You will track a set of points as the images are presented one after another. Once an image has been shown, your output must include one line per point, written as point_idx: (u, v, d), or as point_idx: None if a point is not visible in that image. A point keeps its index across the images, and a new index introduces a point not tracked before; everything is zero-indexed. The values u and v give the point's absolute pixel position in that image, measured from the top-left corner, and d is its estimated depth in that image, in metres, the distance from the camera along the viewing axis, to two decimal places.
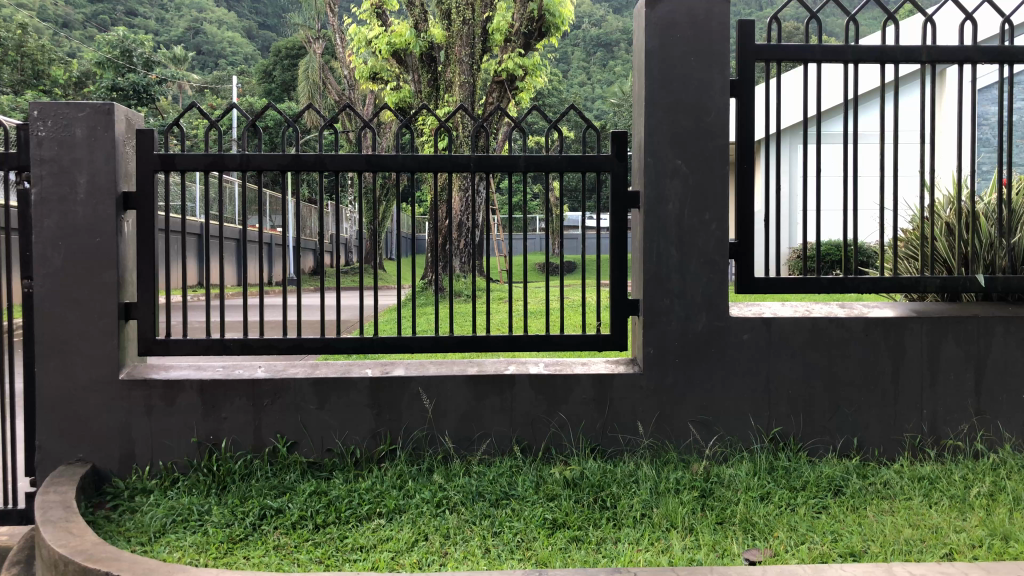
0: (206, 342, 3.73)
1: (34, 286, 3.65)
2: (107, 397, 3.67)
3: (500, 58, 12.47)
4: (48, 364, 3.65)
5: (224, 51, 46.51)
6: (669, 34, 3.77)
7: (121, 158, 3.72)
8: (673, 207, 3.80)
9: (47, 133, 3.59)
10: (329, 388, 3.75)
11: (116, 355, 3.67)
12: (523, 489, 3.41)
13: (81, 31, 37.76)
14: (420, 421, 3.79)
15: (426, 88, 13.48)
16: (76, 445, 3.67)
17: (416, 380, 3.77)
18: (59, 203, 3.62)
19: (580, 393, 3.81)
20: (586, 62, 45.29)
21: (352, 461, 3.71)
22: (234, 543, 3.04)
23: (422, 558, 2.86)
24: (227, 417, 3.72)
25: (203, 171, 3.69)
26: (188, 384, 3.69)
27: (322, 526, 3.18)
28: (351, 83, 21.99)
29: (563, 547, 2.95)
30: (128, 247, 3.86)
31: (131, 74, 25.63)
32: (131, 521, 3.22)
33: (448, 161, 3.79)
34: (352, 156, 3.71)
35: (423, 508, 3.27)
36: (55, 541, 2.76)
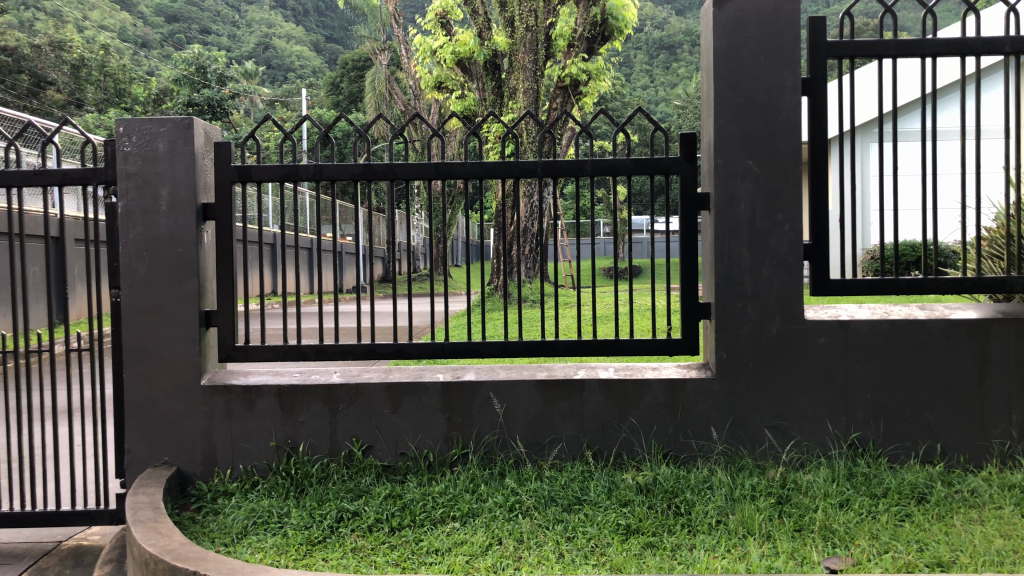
0: (283, 348, 3.81)
1: (121, 295, 3.80)
2: (190, 402, 3.79)
3: (563, 64, 12.42)
4: (134, 370, 3.79)
5: (293, 65, 47.67)
6: (738, 33, 3.72)
7: (201, 171, 3.84)
8: (745, 208, 3.74)
9: (132, 148, 3.74)
10: (402, 393, 3.79)
11: (197, 361, 3.79)
12: (595, 494, 3.39)
13: (159, 50, 39.11)
14: (491, 426, 3.80)
15: (490, 96, 13.62)
16: (161, 449, 3.79)
17: (487, 385, 3.79)
18: (144, 216, 3.75)
19: (651, 397, 3.78)
20: (649, 66, 44.97)
21: (425, 465, 3.74)
22: (312, 545, 3.10)
23: (497, 562, 2.87)
24: (304, 421, 3.80)
25: (279, 182, 3.78)
26: (266, 389, 3.78)
27: (397, 529, 3.22)
28: (416, 93, 22.27)
29: (637, 553, 2.93)
30: (208, 256, 3.98)
31: (206, 89, 26.38)
32: (214, 522, 3.32)
33: (516, 168, 3.80)
34: (421, 164, 3.76)
35: (497, 512, 3.28)
36: (144, 540, 2.86)
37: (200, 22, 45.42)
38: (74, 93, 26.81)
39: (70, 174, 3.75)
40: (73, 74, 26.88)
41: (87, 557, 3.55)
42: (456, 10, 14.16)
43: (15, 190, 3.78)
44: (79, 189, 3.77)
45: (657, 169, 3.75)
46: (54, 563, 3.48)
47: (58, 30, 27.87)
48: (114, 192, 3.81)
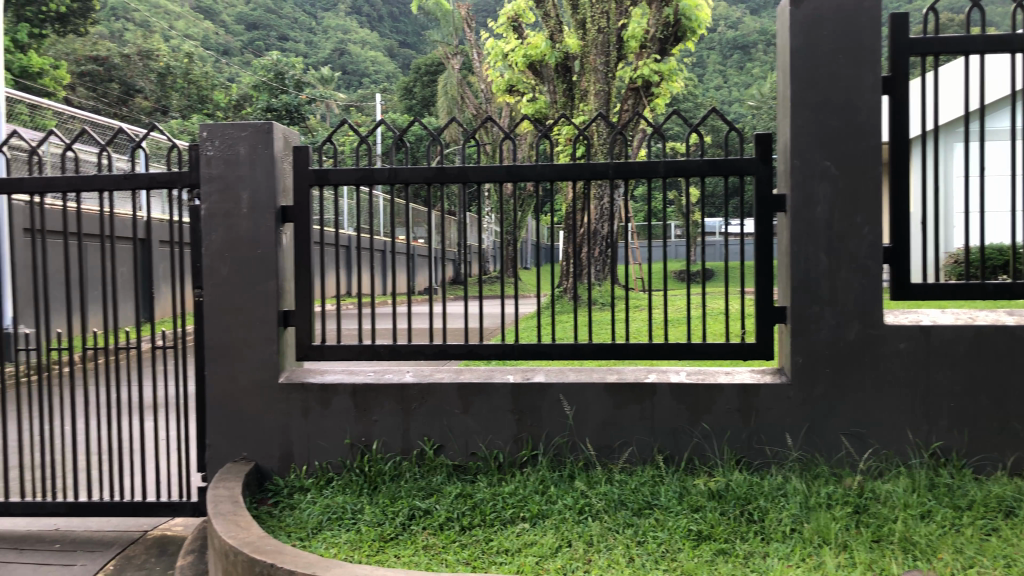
0: (358, 347, 3.89)
1: (204, 295, 3.93)
2: (268, 399, 3.90)
3: (634, 66, 12.32)
4: (216, 368, 3.92)
5: (368, 70, 48.44)
6: (816, 31, 3.65)
7: (280, 174, 3.95)
8: (823, 210, 3.66)
9: (215, 152, 3.87)
10: (473, 393, 3.83)
11: (275, 360, 3.89)
12: (666, 499, 3.37)
13: (239, 57, 40.21)
14: (561, 428, 3.81)
15: (562, 98, 13.65)
16: (241, 445, 3.91)
17: (557, 386, 3.80)
18: (226, 218, 3.88)
19: (724, 402, 3.73)
20: (723, 66, 44.28)
21: (495, 466, 3.77)
22: (384, 542, 3.15)
23: (567, 564, 2.87)
24: (378, 420, 3.87)
25: (354, 185, 3.85)
26: (341, 388, 3.86)
27: (468, 528, 3.25)
28: (487, 96, 22.39)
29: (709, 559, 2.89)
30: (286, 258, 4.09)
31: (284, 94, 27.02)
32: (291, 517, 3.40)
33: (588, 169, 3.80)
34: (492, 167, 3.80)
35: (567, 514, 3.28)
36: (225, 532, 2.95)
37: (279, 30, 46.52)
38: (161, 100, 27.72)
39: (157, 178, 3.88)
40: (159, 82, 27.84)
41: (171, 547, 3.69)
42: (529, 13, 14.19)
43: (106, 194, 3.94)
44: (166, 192, 3.90)
45: (731, 171, 3.70)
46: (140, 552, 3.64)
47: (145, 39, 28.93)
48: (197, 195, 3.94)
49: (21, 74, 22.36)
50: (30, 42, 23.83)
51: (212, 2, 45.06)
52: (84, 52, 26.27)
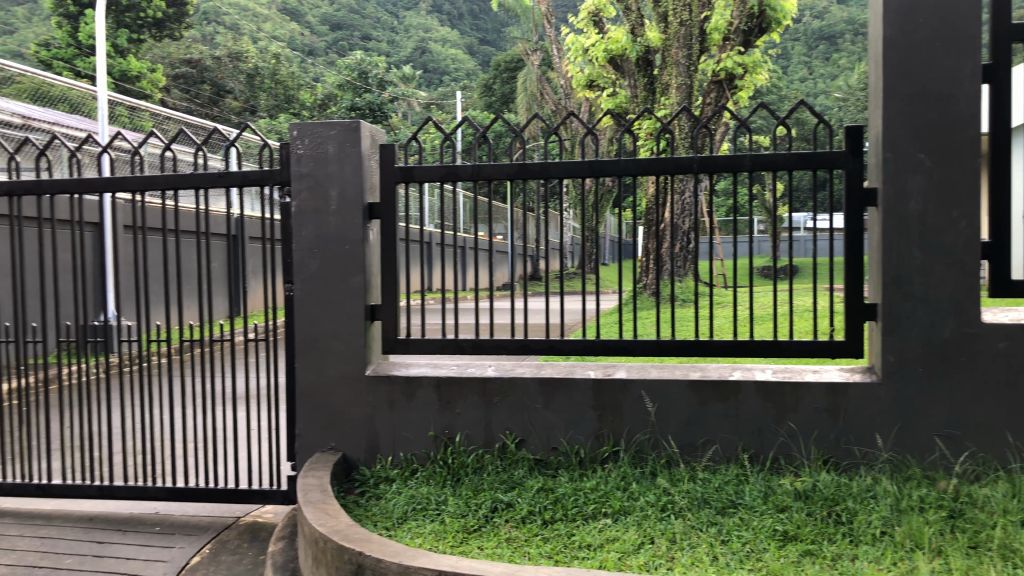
0: (442, 342, 3.96)
1: (295, 290, 4.05)
2: (354, 390, 4.00)
3: (717, 58, 12.07)
4: (306, 360, 4.04)
5: (447, 68, 49.01)
6: (910, 19, 3.53)
7: (368, 172, 4.03)
8: (916, 205, 3.54)
9: (305, 151, 3.98)
10: (554, 388, 3.84)
11: (362, 354, 3.99)
12: (751, 498, 3.31)
13: (324, 57, 41.13)
14: (643, 425, 3.78)
15: (642, 92, 13.51)
16: (328, 435, 4.02)
17: (639, 383, 3.78)
18: (315, 214, 3.98)
19: (811, 401, 3.65)
20: (808, 57, 43.09)
21: (576, 461, 3.77)
22: (467, 533, 3.19)
23: (649, 561, 2.85)
24: (461, 413, 3.92)
25: (439, 181, 3.91)
26: (425, 381, 3.93)
27: (550, 522, 3.27)
28: (567, 91, 22.34)
29: (795, 560, 2.84)
30: (373, 253, 4.18)
31: (367, 93, 27.50)
32: (377, 507, 3.48)
33: (672, 163, 3.75)
34: (574, 162, 3.80)
35: (649, 511, 3.26)
36: (315, 520, 3.04)
37: (362, 29, 47.34)
38: (249, 100, 28.62)
39: (250, 176, 4.03)
40: (249, 83, 28.73)
41: (263, 533, 3.82)
42: (610, 7, 14.08)
43: (201, 192, 4.09)
44: (259, 190, 4.05)
45: (821, 163, 3.60)
46: (233, 537, 3.78)
47: (235, 42, 29.90)
48: (288, 193, 4.07)
49: (121, 78, 23.52)
50: (128, 47, 25.00)
51: (298, 3, 46.22)
52: (178, 56, 27.34)
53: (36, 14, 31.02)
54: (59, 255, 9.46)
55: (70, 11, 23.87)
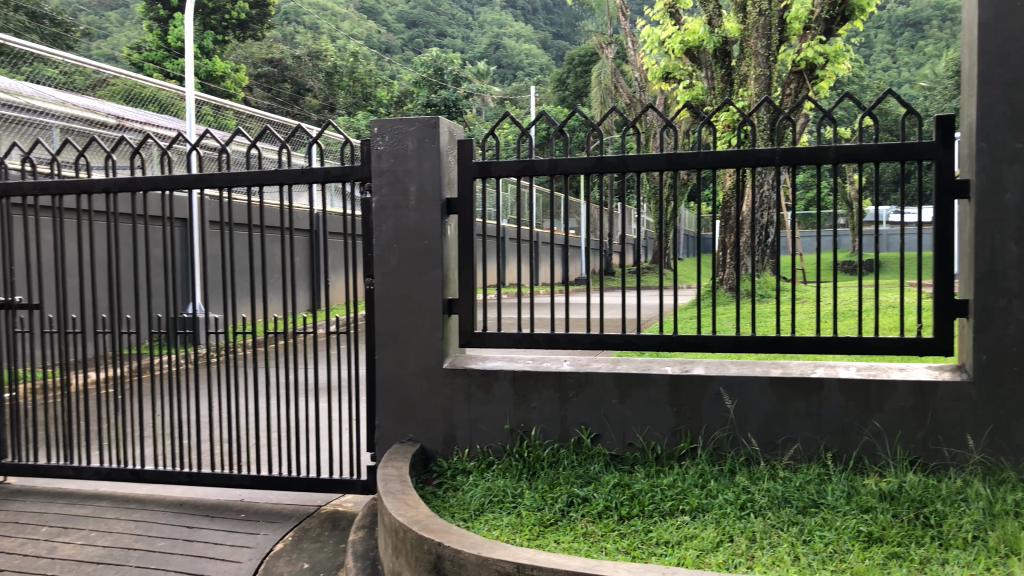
0: (518, 336, 3.97)
1: (375, 284, 4.13)
2: (432, 382, 4.05)
3: (798, 48, 11.73)
4: (386, 352, 4.12)
5: (522, 63, 49.12)
6: (1007, 3, 3.39)
7: (446, 168, 4.07)
8: (1013, 196, 3.39)
9: (385, 147, 4.04)
10: (631, 383, 3.82)
11: (439, 347, 4.04)
12: (833, 498, 3.24)
13: (401, 55, 41.67)
14: (721, 422, 3.73)
15: (720, 84, 13.29)
16: (407, 427, 4.09)
17: (717, 379, 3.72)
18: (394, 210, 4.05)
19: (897, 400, 3.54)
20: (893, 45, 41.60)
21: (652, 457, 3.74)
22: (544, 527, 3.20)
23: (728, 559, 2.80)
24: (536, 406, 3.93)
25: (516, 177, 3.91)
26: (501, 374, 3.96)
27: (627, 517, 3.25)
28: (642, 84, 22.09)
29: (881, 563, 2.75)
30: (451, 248, 4.23)
31: (442, 90, 27.75)
32: (454, 498, 3.52)
33: (752, 156, 3.64)
34: (652, 155, 3.73)
35: (728, 509, 3.21)
36: (395, 510, 3.08)
37: (438, 26, 47.77)
38: (328, 98, 29.22)
39: (332, 172, 4.12)
40: (327, 81, 29.30)
41: (343, 522, 3.91)
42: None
43: (285, 187, 4.20)
44: (341, 185, 4.14)
45: (909, 154, 3.46)
46: (315, 525, 3.88)
47: (315, 41, 30.55)
48: (369, 188, 4.16)
49: (206, 78, 24.36)
50: (213, 48, 25.81)
51: (375, 1, 46.87)
52: (261, 55, 28.10)
53: (128, 18, 32.31)
54: (150, 250, 9.85)
55: (159, 14, 24.79)
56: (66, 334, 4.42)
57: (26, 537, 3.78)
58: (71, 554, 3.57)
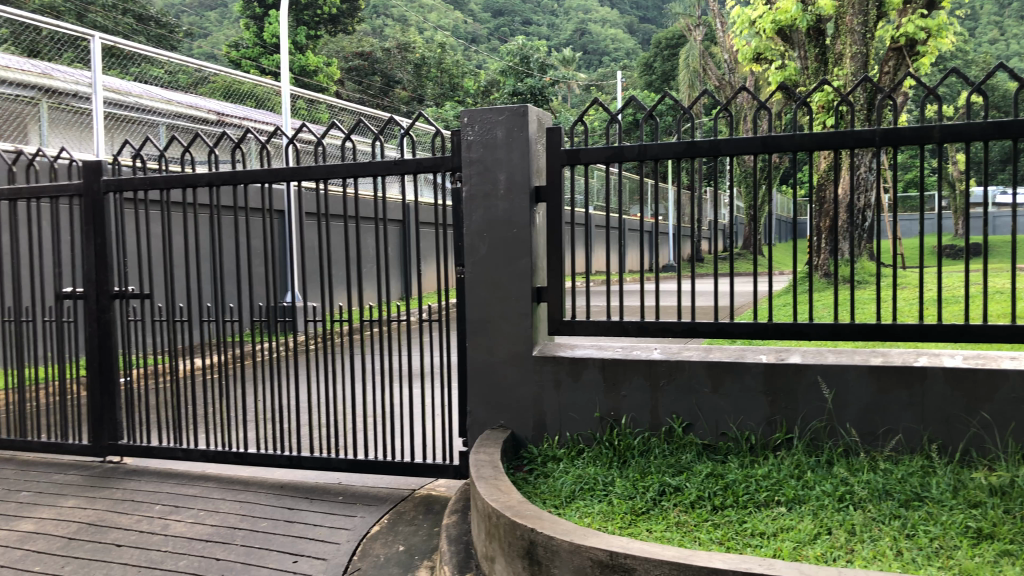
0: (608, 324, 3.95)
1: (466, 272, 4.20)
2: (522, 370, 4.08)
3: (897, 23, 11.26)
4: (476, 340, 4.18)
5: (608, 48, 48.73)
6: None
7: (534, 155, 4.07)
8: None
9: (475, 136, 4.08)
10: (723, 371, 3.75)
11: (529, 335, 4.06)
12: (939, 492, 3.11)
13: (487, 44, 41.91)
14: (819, 412, 3.63)
15: (813, 64, 12.93)
16: (498, 413, 4.15)
17: (814, 367, 3.62)
18: (485, 199, 4.08)
19: (1006, 390, 3.37)
20: (1000, 16, 39.47)
21: (747, 447, 3.68)
22: (636, 516, 3.19)
23: (827, 552, 2.72)
24: (626, 395, 3.91)
25: (605, 164, 3.87)
26: (591, 361, 3.95)
27: (720, 507, 3.21)
28: (732, 66, 21.64)
29: (992, 561, 2.62)
30: (539, 236, 4.24)
31: (529, 78, 27.84)
32: (545, 485, 3.55)
33: (851, 137, 3.50)
34: (746, 139, 3.61)
35: (826, 501, 3.13)
36: (488, 495, 3.12)
37: (523, 14, 47.81)
38: (417, 89, 29.53)
39: (424, 163, 4.21)
40: (416, 73, 29.65)
41: (437, 506, 3.99)
42: None
43: (378, 178, 4.29)
44: (432, 175, 4.23)
45: (1022, 131, 3.29)
46: (410, 509, 3.96)
47: (403, 34, 31.01)
48: (460, 178, 4.23)
49: (300, 73, 25.08)
50: (306, 43, 26.53)
51: None
52: (352, 49, 28.68)
53: (226, 17, 33.49)
54: (250, 242, 10.21)
55: (255, 12, 25.60)
56: (175, 323, 4.62)
57: (141, 515, 3.99)
58: (182, 531, 3.75)
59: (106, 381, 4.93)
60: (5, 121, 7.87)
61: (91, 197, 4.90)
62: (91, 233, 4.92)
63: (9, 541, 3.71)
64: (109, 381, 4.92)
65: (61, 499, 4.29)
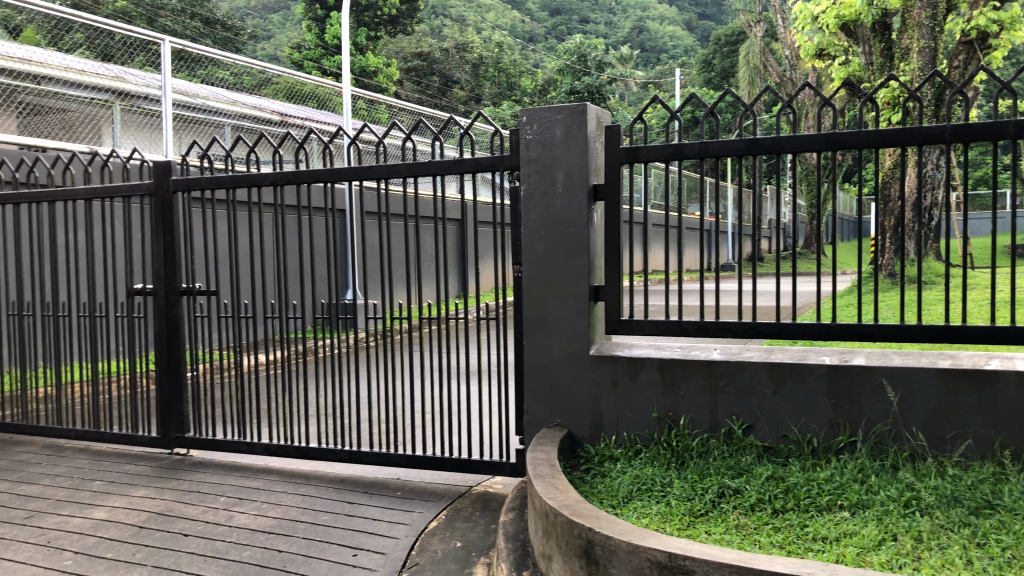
0: (666, 324, 3.91)
1: (524, 271, 4.21)
2: (579, 369, 4.08)
3: (968, 16, 10.91)
4: (534, 338, 4.19)
5: (666, 45, 48.28)
6: None
7: (593, 153, 4.06)
8: None
9: (534, 135, 4.09)
10: (785, 372, 3.69)
11: (587, 334, 4.05)
12: (1011, 500, 3.01)
13: (544, 42, 41.94)
14: (884, 415, 3.54)
15: (879, 59, 12.62)
16: (555, 412, 4.15)
17: (880, 369, 3.53)
18: (543, 198, 4.09)
19: None
20: None
21: (809, 450, 3.61)
22: (695, 517, 3.16)
23: (892, 559, 2.66)
24: (685, 395, 3.87)
25: (665, 162, 3.83)
26: (649, 361, 3.93)
27: (781, 511, 3.16)
28: (794, 62, 21.25)
29: None
30: (597, 234, 4.22)
31: (586, 76, 27.80)
32: (602, 485, 3.54)
33: (920, 133, 3.39)
34: (810, 135, 3.54)
35: (891, 507, 3.05)
36: (545, 494, 3.12)
37: (580, 12, 47.77)
38: (475, 89, 29.77)
39: (483, 162, 4.24)
40: (473, 73, 29.85)
41: (493, 503, 4.01)
42: None
43: (437, 177, 4.33)
44: (491, 174, 4.25)
45: None
46: (466, 505, 3.99)
47: (461, 33, 31.23)
48: (518, 177, 4.24)
49: (361, 74, 25.44)
50: (366, 44, 26.91)
51: None
52: (411, 49, 28.89)
53: (289, 19, 34.10)
54: (313, 240, 10.42)
55: (317, 14, 26.06)
56: (239, 319, 4.72)
57: (207, 506, 4.09)
58: (246, 523, 3.84)
59: (174, 375, 5.07)
60: (81, 124, 8.19)
61: (161, 196, 5.05)
62: (161, 231, 5.07)
63: (83, 528, 3.84)
64: (176, 375, 5.06)
65: (132, 488, 4.43)
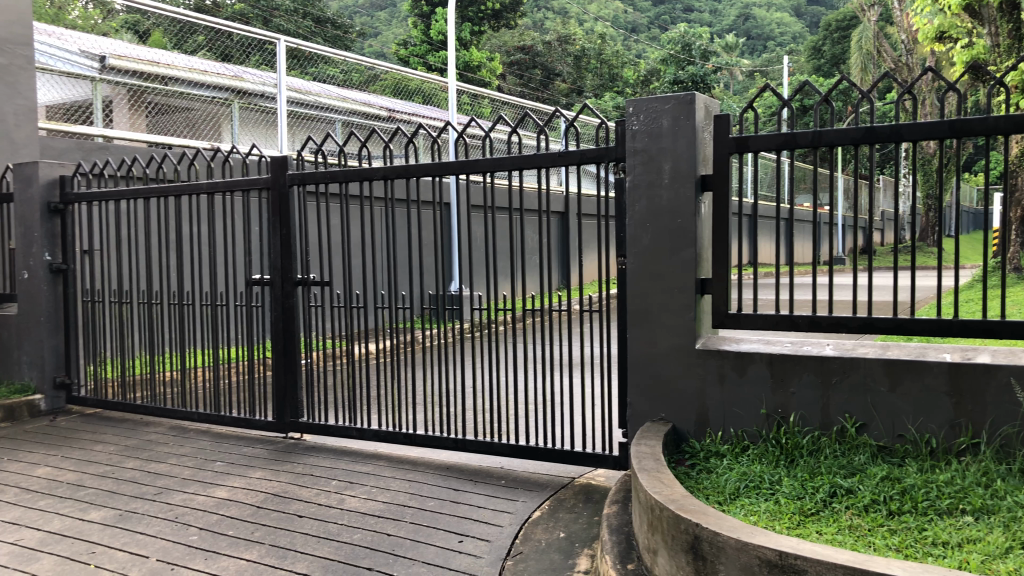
0: (776, 318, 3.81)
1: (628, 263, 4.18)
2: (686, 362, 4.02)
3: None
4: (639, 332, 4.15)
5: (774, 33, 47.02)
6: None
7: (701, 143, 3.99)
8: None
9: (640, 126, 4.05)
10: (903, 370, 3.54)
11: (693, 327, 4.00)
12: None
13: (647, 33, 41.41)
14: (1010, 416, 3.35)
15: (1005, 40, 11.94)
16: (659, 406, 4.11)
17: (1007, 368, 3.34)
18: (649, 189, 4.05)
19: None
20: None
21: (927, 451, 3.46)
22: (805, 516, 3.07)
23: (1020, 567, 2.51)
24: (796, 391, 3.77)
25: (777, 151, 3.70)
26: (757, 357, 3.84)
27: (897, 513, 3.04)
28: (911, 47, 20.36)
29: None
30: (704, 226, 4.15)
31: (690, 66, 27.38)
32: (708, 480, 3.49)
33: None
34: (933, 122, 3.35)
35: (1019, 513, 2.88)
36: (651, 487, 3.10)
37: (683, 1, 47.05)
38: (577, 81, 29.75)
39: (589, 154, 4.23)
40: (576, 64, 29.85)
41: (596, 496, 4.01)
42: None
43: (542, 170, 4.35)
44: (595, 166, 4.25)
45: None
46: (570, 496, 4.00)
47: (563, 26, 31.19)
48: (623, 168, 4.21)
49: (466, 68, 25.75)
50: (470, 39, 27.19)
51: None
52: (514, 43, 29.00)
53: (395, 16, 34.75)
54: (420, 233, 10.65)
55: (423, 11, 26.51)
56: (351, 309, 4.85)
57: (320, 489, 4.24)
58: (357, 507, 3.96)
59: (289, 361, 5.26)
60: (205, 121, 8.65)
61: (278, 190, 5.24)
62: (277, 224, 5.26)
63: (207, 506, 4.04)
64: (291, 361, 5.25)
65: (250, 470, 4.64)
